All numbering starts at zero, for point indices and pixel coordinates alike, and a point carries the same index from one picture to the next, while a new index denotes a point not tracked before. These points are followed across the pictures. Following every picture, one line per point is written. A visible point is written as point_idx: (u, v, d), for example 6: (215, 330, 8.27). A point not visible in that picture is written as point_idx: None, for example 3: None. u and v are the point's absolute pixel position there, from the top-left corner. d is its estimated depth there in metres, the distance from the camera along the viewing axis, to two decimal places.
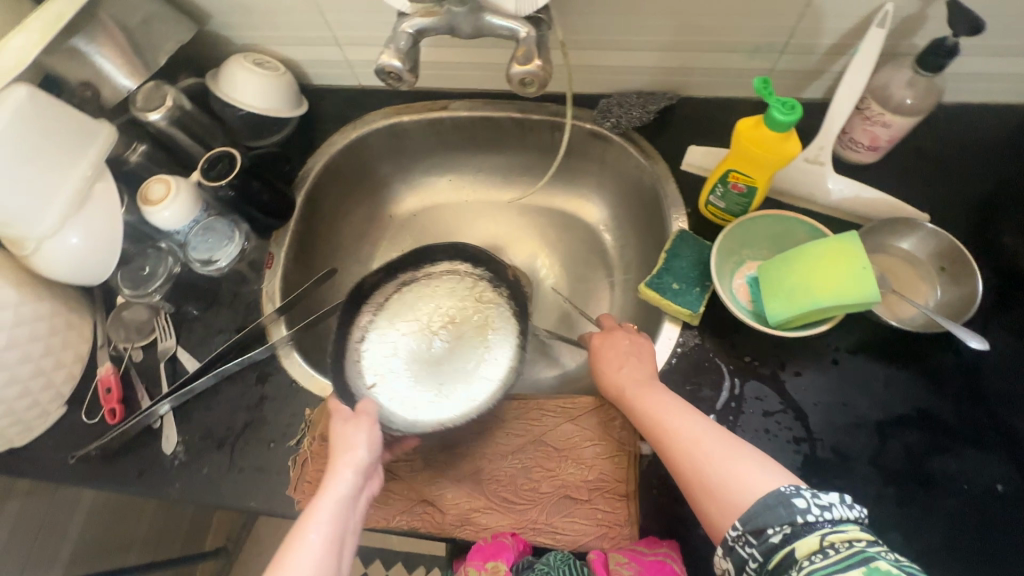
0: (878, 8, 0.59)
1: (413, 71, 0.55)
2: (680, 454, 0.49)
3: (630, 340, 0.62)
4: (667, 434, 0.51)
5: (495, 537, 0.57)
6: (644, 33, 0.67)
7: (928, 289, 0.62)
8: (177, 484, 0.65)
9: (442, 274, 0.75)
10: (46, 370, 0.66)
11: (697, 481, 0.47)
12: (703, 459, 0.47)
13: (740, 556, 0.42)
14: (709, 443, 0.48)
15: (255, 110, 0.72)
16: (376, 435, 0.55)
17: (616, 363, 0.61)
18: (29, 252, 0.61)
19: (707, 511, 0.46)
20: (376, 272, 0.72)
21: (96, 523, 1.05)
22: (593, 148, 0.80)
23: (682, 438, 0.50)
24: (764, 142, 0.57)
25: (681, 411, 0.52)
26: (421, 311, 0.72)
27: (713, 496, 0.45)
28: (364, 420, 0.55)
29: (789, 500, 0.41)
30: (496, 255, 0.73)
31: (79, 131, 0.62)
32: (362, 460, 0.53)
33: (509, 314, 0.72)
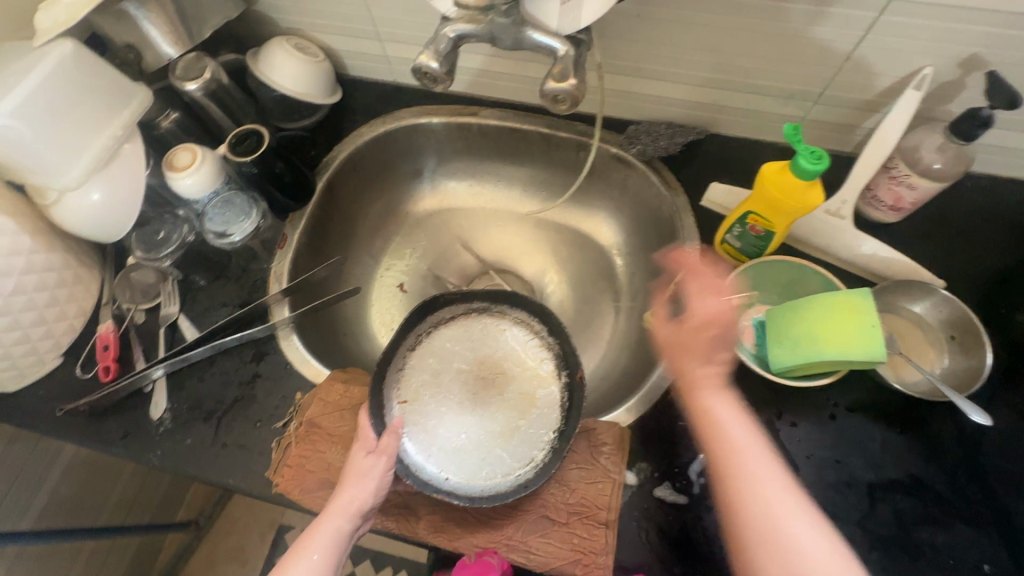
0: (917, 71, 0.59)
1: (449, 73, 0.55)
2: (757, 489, 0.44)
3: (731, 324, 0.54)
4: (742, 464, 0.45)
5: (481, 554, 0.56)
6: (681, 66, 0.68)
7: (935, 356, 0.61)
8: (159, 451, 0.64)
9: (515, 324, 0.70)
10: (48, 319, 0.66)
11: (767, 523, 0.42)
12: (782, 510, 0.43)
13: None
14: (789, 495, 0.44)
15: (291, 93, 0.74)
16: (388, 479, 0.54)
17: (709, 353, 0.53)
18: (50, 202, 0.62)
19: (765, 555, 0.42)
20: (455, 292, 0.68)
21: (73, 478, 1.05)
22: (614, 173, 0.80)
23: (761, 479, 0.44)
24: (789, 190, 0.56)
25: (760, 443, 0.47)
26: (483, 352, 0.69)
27: (779, 545, 0.42)
28: (382, 461, 0.53)
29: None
30: (564, 323, 0.65)
31: (116, 91, 0.64)
32: (367, 503, 0.52)
33: (557, 401, 0.65)
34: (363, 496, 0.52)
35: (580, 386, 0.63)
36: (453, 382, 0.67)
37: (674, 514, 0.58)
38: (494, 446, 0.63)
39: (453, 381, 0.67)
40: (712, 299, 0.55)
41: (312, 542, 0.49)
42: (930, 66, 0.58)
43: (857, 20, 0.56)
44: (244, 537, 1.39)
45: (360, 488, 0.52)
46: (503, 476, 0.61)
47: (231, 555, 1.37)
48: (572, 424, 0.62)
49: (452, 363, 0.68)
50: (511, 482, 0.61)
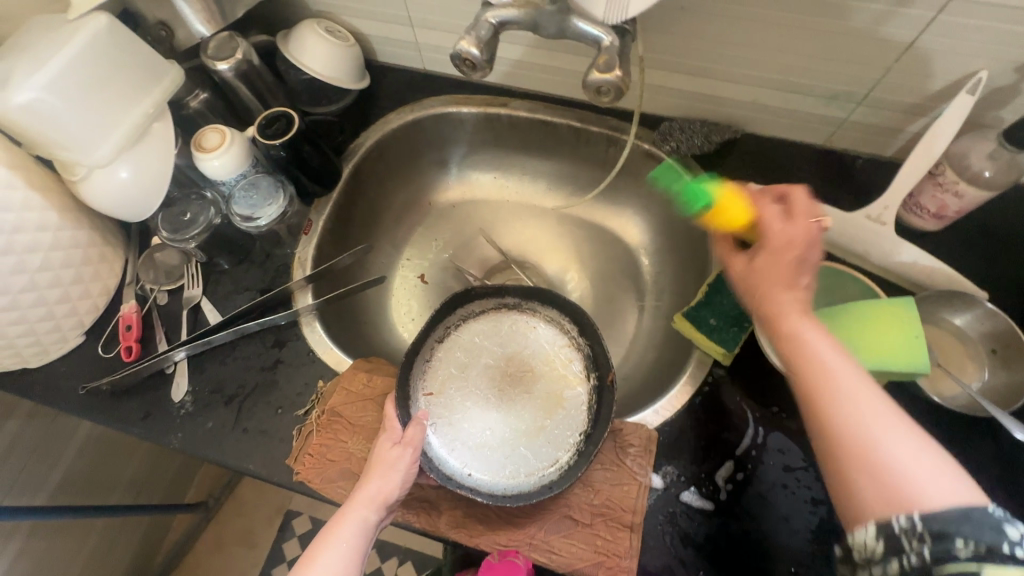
0: (970, 75, 0.57)
1: (489, 61, 0.54)
2: (845, 420, 0.38)
3: (806, 244, 0.46)
4: (833, 387, 0.40)
5: (505, 556, 0.58)
6: (722, 61, 0.66)
7: (975, 369, 0.59)
8: (179, 433, 0.64)
9: (543, 321, 0.69)
10: (73, 297, 0.65)
11: (860, 453, 0.37)
12: (878, 433, 0.37)
13: (898, 545, 0.35)
14: (889, 416, 0.38)
15: (319, 77, 0.73)
16: (414, 471, 0.53)
17: (784, 274, 0.46)
18: (79, 178, 0.61)
19: (860, 487, 0.37)
20: (486, 286, 0.67)
21: (87, 456, 1.05)
22: (646, 170, 0.79)
23: (852, 401, 0.39)
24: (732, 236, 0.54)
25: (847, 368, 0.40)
26: (511, 348, 0.68)
27: (873, 475, 0.37)
28: (409, 451, 0.53)
29: (1000, 526, 0.33)
30: (594, 321, 0.64)
31: (148, 68, 0.63)
32: (393, 493, 0.51)
33: (585, 403, 0.64)
34: (389, 487, 0.51)
35: (610, 388, 0.62)
36: (480, 377, 0.66)
37: (700, 520, 0.57)
38: (519, 445, 0.62)
39: (479, 376, 0.66)
40: (792, 234, 0.47)
41: (336, 532, 0.49)
42: (985, 70, 0.56)
43: (913, 18, 0.54)
44: (252, 520, 1.39)
45: (385, 478, 0.51)
46: (527, 476, 0.60)
47: (238, 537, 1.38)
48: (600, 427, 0.61)
49: (479, 358, 0.67)
50: (535, 483, 0.60)
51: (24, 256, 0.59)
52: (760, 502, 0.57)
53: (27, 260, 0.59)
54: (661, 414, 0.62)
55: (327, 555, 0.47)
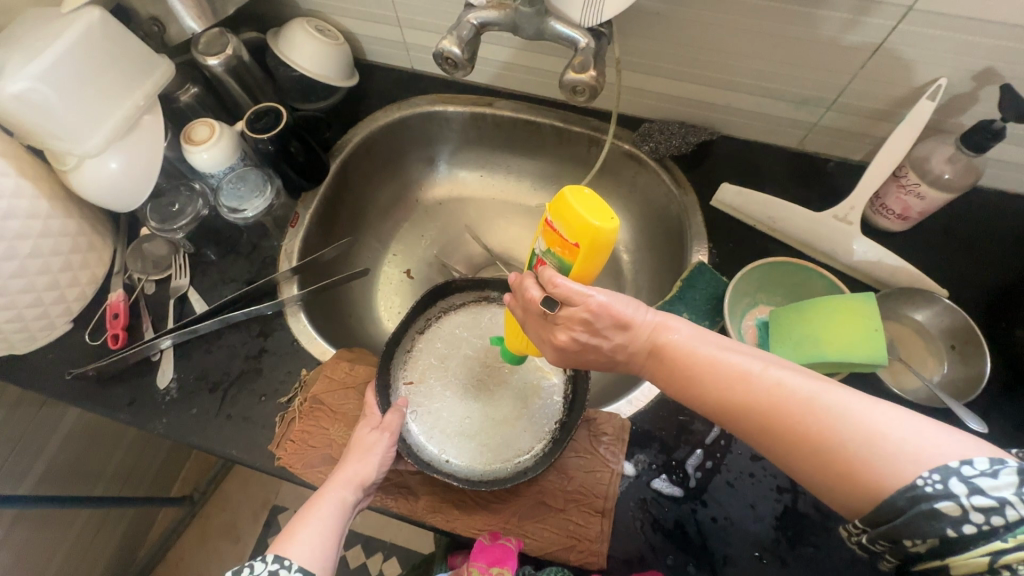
0: (931, 82, 0.60)
1: (470, 60, 0.56)
2: (764, 430, 0.39)
3: (573, 328, 0.47)
4: (733, 406, 0.40)
5: (497, 538, 0.57)
6: (698, 66, 0.68)
7: (935, 364, 0.62)
8: (164, 419, 0.65)
9: None
10: (61, 285, 0.66)
11: (798, 454, 0.38)
12: (796, 425, 0.37)
13: (874, 549, 0.36)
14: (806, 402, 0.38)
15: (309, 75, 0.74)
16: (391, 455, 0.55)
17: (593, 347, 0.48)
18: (69, 168, 0.63)
19: (818, 485, 0.38)
20: (466, 279, 0.69)
21: (72, 446, 1.06)
22: (626, 169, 0.81)
23: (758, 409, 0.39)
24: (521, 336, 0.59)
25: (733, 381, 0.41)
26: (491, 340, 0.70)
27: (816, 469, 0.37)
28: (386, 435, 0.55)
29: (934, 511, 0.32)
30: None
31: (140, 62, 0.64)
32: (371, 476, 0.53)
33: (560, 392, 0.66)
34: (366, 469, 0.53)
35: (584, 378, 0.63)
36: (460, 367, 0.68)
37: (670, 506, 0.59)
38: (497, 433, 0.64)
39: (459, 366, 0.68)
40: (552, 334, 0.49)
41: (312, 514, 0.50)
42: (944, 77, 0.59)
43: (876, 27, 0.57)
44: (237, 515, 1.40)
45: (363, 462, 0.53)
46: (503, 463, 0.62)
47: (223, 532, 1.38)
48: (575, 415, 0.63)
49: (460, 349, 0.69)
50: (511, 469, 0.61)
51: (14, 243, 0.60)
52: (727, 489, 0.59)
53: (17, 246, 0.60)
54: (634, 404, 0.64)
55: (304, 532, 0.49)
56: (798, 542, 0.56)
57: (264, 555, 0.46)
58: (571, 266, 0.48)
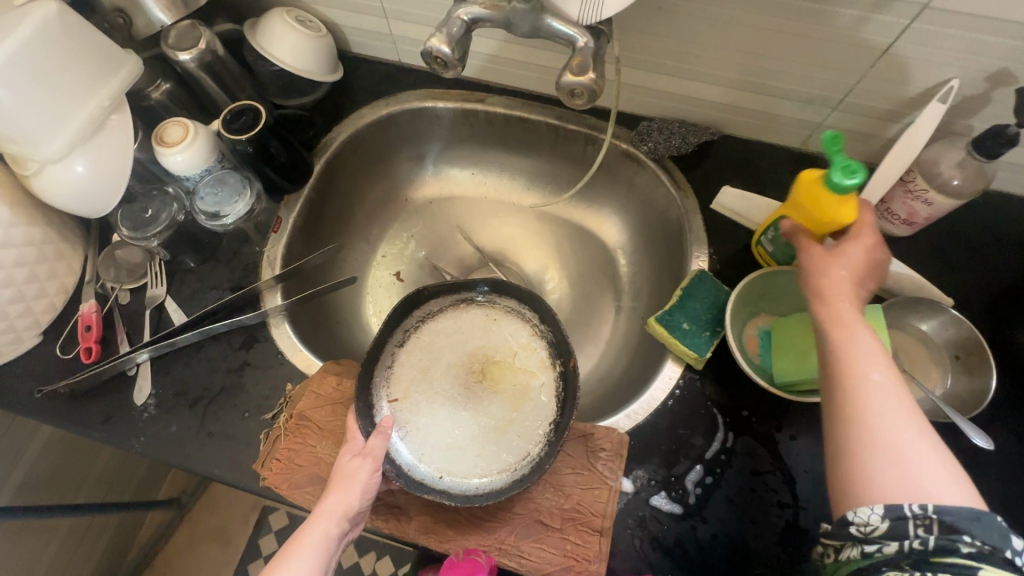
0: (942, 83, 0.57)
1: (460, 59, 0.52)
2: (885, 415, 0.39)
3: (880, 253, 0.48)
4: (876, 381, 0.40)
5: (468, 553, 0.55)
6: (700, 62, 0.65)
7: (939, 375, 0.60)
8: (141, 437, 0.62)
9: (506, 310, 0.68)
10: (27, 297, 0.63)
11: (890, 445, 0.38)
12: (917, 436, 0.38)
13: (914, 531, 0.36)
14: (930, 432, 0.39)
15: (288, 68, 0.70)
16: (375, 481, 0.53)
17: (853, 267, 0.47)
18: (31, 173, 0.58)
19: (877, 476, 0.37)
20: (440, 284, 0.65)
21: (51, 457, 1.02)
22: (623, 168, 0.78)
23: (894, 401, 0.39)
24: (811, 198, 0.50)
25: (894, 368, 0.41)
26: (473, 344, 0.67)
27: (896, 463, 0.37)
28: (368, 462, 0.53)
29: (1002, 533, 0.35)
30: (557, 316, 0.63)
31: (102, 58, 0.59)
32: (353, 507, 0.52)
33: (552, 393, 0.63)
34: (348, 500, 0.52)
35: (574, 374, 0.61)
36: (444, 377, 0.65)
37: (669, 523, 0.57)
38: (489, 442, 0.62)
39: (445, 375, 0.65)
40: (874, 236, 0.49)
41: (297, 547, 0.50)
42: (956, 78, 0.56)
43: (886, 24, 0.54)
44: (227, 516, 1.39)
45: (345, 492, 0.52)
46: (498, 473, 0.60)
47: (214, 534, 1.37)
48: (567, 415, 0.60)
49: (442, 358, 0.66)
50: (506, 480, 0.59)
51: None
52: (727, 506, 0.57)
53: None
54: (632, 418, 0.62)
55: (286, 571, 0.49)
56: (800, 560, 0.55)
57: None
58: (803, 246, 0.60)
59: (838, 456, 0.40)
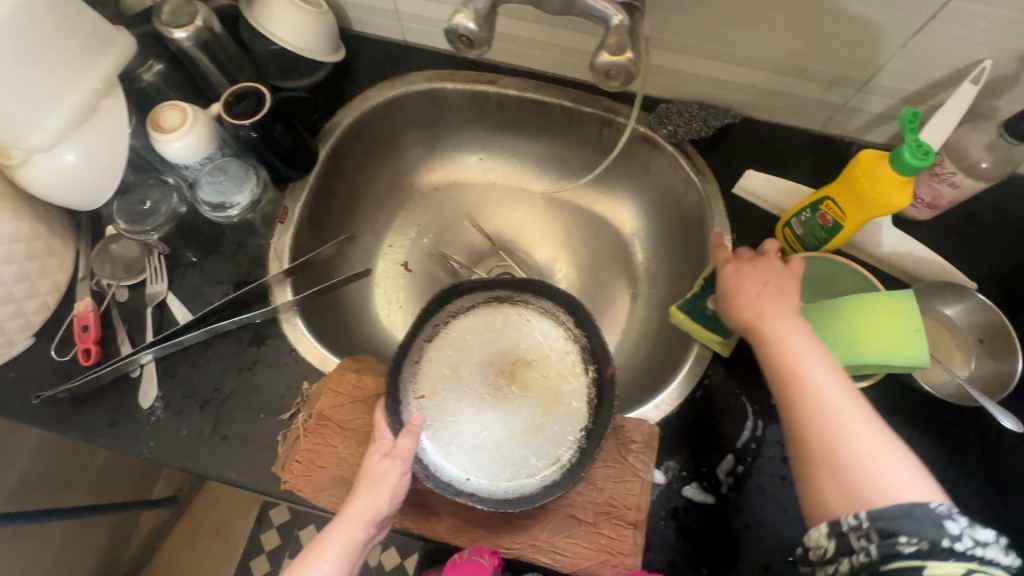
0: (975, 64, 0.56)
1: (487, 37, 0.49)
2: (813, 426, 0.42)
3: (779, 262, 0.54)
4: (797, 391, 0.44)
5: (473, 555, 0.56)
6: (724, 42, 0.63)
7: (962, 358, 0.61)
8: (150, 442, 0.59)
9: (536, 313, 0.66)
10: (18, 297, 0.59)
11: (818, 451, 0.42)
12: (844, 437, 0.41)
13: (850, 543, 0.39)
14: (853, 432, 0.41)
15: (290, 48, 0.66)
16: (404, 485, 0.52)
17: (759, 284, 0.52)
18: (16, 163, 0.53)
19: (818, 487, 0.41)
20: (473, 280, 0.63)
21: (43, 460, 0.98)
22: (640, 153, 0.76)
23: (818, 409, 0.43)
24: (874, 174, 0.52)
25: (822, 376, 0.44)
26: (504, 345, 0.65)
27: (829, 469, 0.41)
28: (399, 466, 0.52)
29: (940, 521, 0.37)
30: (591, 315, 0.61)
31: (92, 36, 0.54)
32: (382, 511, 0.50)
33: (583, 398, 0.62)
34: (378, 505, 0.50)
35: (610, 383, 0.59)
36: (472, 376, 0.63)
37: (702, 514, 0.57)
38: (519, 444, 0.60)
39: (473, 374, 0.63)
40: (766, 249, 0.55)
41: (325, 549, 0.49)
42: (989, 59, 0.55)
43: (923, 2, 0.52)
44: (227, 513, 1.36)
45: (375, 496, 0.50)
46: (529, 477, 0.59)
47: (214, 530, 1.34)
48: (603, 425, 0.58)
49: (470, 356, 0.64)
50: (537, 484, 0.58)
51: None
52: (759, 494, 0.57)
53: None
54: (661, 409, 0.62)
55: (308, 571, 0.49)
56: None
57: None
58: (841, 232, 0.59)
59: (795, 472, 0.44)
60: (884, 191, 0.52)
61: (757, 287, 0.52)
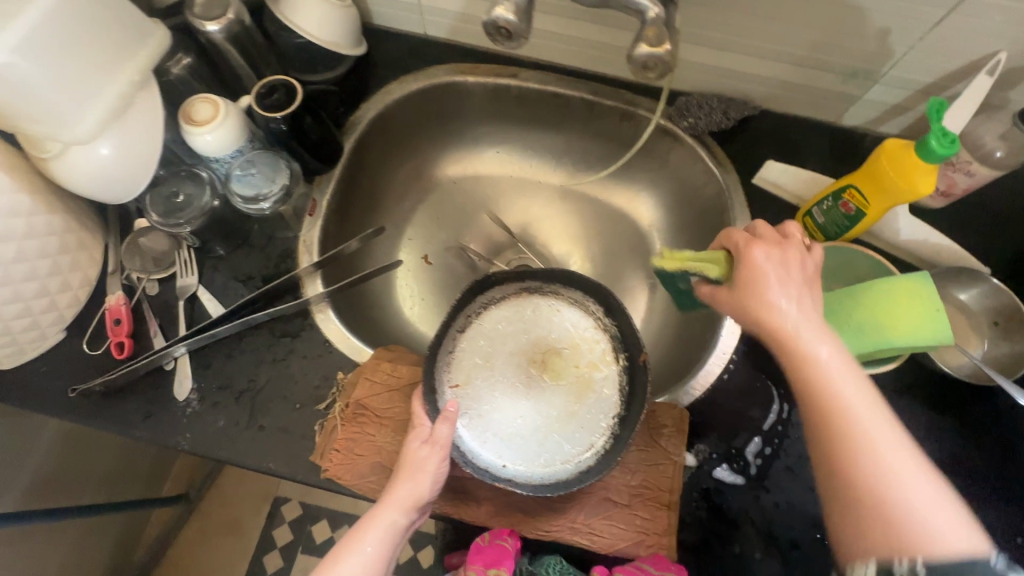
0: (990, 56, 0.58)
1: (526, 29, 0.50)
2: (862, 461, 0.39)
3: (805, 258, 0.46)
4: (844, 420, 0.40)
5: (495, 538, 0.58)
6: (746, 35, 0.64)
7: (976, 340, 0.63)
8: (187, 434, 0.59)
9: (566, 303, 0.67)
10: (51, 290, 0.59)
11: (866, 488, 0.38)
12: (895, 475, 0.38)
13: None
14: (903, 471, 0.38)
15: (315, 41, 0.66)
16: (443, 471, 0.53)
17: (792, 289, 0.44)
18: (53, 155, 0.53)
19: (860, 523, 0.39)
20: (506, 272, 0.64)
21: (57, 457, 0.98)
22: (659, 146, 0.77)
23: (867, 443, 0.39)
24: (899, 161, 0.54)
25: (868, 405, 0.40)
26: (535, 335, 0.66)
27: (876, 507, 0.38)
28: (437, 452, 0.52)
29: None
30: (621, 303, 0.63)
31: (129, 29, 0.54)
32: (424, 496, 0.51)
33: (614, 386, 0.63)
34: (419, 489, 0.51)
35: (643, 369, 0.60)
36: (505, 366, 0.64)
37: (733, 495, 0.59)
38: (553, 432, 0.62)
39: (506, 364, 0.65)
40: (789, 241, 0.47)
41: (368, 531, 0.50)
42: (1004, 51, 0.57)
43: None
44: (237, 509, 1.36)
45: (416, 481, 0.51)
46: (562, 463, 0.60)
47: (225, 526, 1.34)
48: (635, 410, 0.60)
49: (503, 346, 0.65)
50: (571, 470, 0.59)
51: None
52: (786, 474, 0.59)
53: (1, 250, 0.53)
54: (691, 393, 0.63)
55: (353, 550, 0.50)
56: None
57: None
58: (863, 219, 0.60)
59: (827, 499, 0.41)
60: (910, 176, 0.54)
61: (790, 291, 0.44)
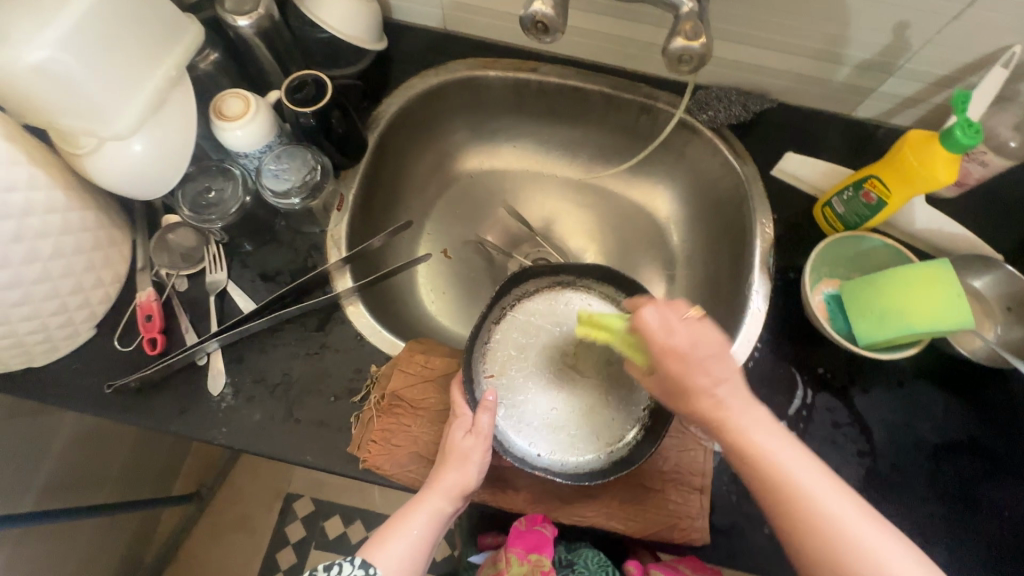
0: (1004, 49, 0.59)
1: (563, 23, 0.51)
2: (811, 523, 0.42)
3: (704, 332, 0.48)
4: (786, 487, 0.43)
5: (533, 525, 0.58)
6: (767, 29, 0.66)
7: (990, 325, 0.65)
8: (223, 428, 0.60)
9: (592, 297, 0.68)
10: (84, 287, 0.59)
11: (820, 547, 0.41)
12: (842, 526, 0.41)
13: None
14: (845, 522, 0.42)
15: (338, 35, 0.67)
16: (487, 461, 0.54)
17: (701, 379, 0.47)
18: (86, 151, 0.53)
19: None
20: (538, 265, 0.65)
21: (72, 457, 0.97)
22: (677, 139, 0.78)
23: (810, 503, 0.42)
24: (922, 150, 0.56)
25: (804, 467, 0.43)
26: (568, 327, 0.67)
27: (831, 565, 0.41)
28: (483, 444, 0.53)
29: None
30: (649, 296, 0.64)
31: (163, 25, 0.54)
32: (471, 485, 0.52)
33: None
34: (466, 479, 0.52)
35: None
36: (539, 357, 0.66)
37: None
38: (586, 422, 0.63)
39: (539, 356, 0.66)
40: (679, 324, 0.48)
41: (414, 518, 0.51)
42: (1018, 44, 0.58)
43: None
44: (249, 506, 1.36)
45: (462, 471, 0.52)
46: (595, 453, 0.61)
47: (237, 523, 1.34)
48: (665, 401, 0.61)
49: (537, 338, 0.67)
50: (604, 460, 0.61)
51: (35, 244, 0.52)
52: None
53: (39, 247, 0.53)
54: None
55: (399, 537, 0.51)
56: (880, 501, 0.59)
57: (353, 557, 0.50)
58: (884, 207, 0.62)
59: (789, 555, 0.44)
60: (933, 164, 0.55)
61: (711, 374, 0.47)
